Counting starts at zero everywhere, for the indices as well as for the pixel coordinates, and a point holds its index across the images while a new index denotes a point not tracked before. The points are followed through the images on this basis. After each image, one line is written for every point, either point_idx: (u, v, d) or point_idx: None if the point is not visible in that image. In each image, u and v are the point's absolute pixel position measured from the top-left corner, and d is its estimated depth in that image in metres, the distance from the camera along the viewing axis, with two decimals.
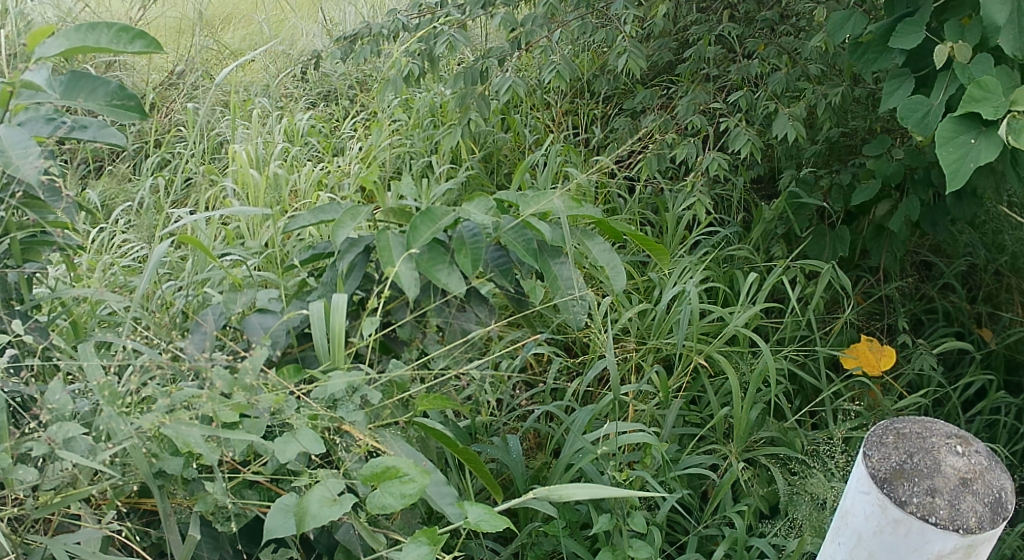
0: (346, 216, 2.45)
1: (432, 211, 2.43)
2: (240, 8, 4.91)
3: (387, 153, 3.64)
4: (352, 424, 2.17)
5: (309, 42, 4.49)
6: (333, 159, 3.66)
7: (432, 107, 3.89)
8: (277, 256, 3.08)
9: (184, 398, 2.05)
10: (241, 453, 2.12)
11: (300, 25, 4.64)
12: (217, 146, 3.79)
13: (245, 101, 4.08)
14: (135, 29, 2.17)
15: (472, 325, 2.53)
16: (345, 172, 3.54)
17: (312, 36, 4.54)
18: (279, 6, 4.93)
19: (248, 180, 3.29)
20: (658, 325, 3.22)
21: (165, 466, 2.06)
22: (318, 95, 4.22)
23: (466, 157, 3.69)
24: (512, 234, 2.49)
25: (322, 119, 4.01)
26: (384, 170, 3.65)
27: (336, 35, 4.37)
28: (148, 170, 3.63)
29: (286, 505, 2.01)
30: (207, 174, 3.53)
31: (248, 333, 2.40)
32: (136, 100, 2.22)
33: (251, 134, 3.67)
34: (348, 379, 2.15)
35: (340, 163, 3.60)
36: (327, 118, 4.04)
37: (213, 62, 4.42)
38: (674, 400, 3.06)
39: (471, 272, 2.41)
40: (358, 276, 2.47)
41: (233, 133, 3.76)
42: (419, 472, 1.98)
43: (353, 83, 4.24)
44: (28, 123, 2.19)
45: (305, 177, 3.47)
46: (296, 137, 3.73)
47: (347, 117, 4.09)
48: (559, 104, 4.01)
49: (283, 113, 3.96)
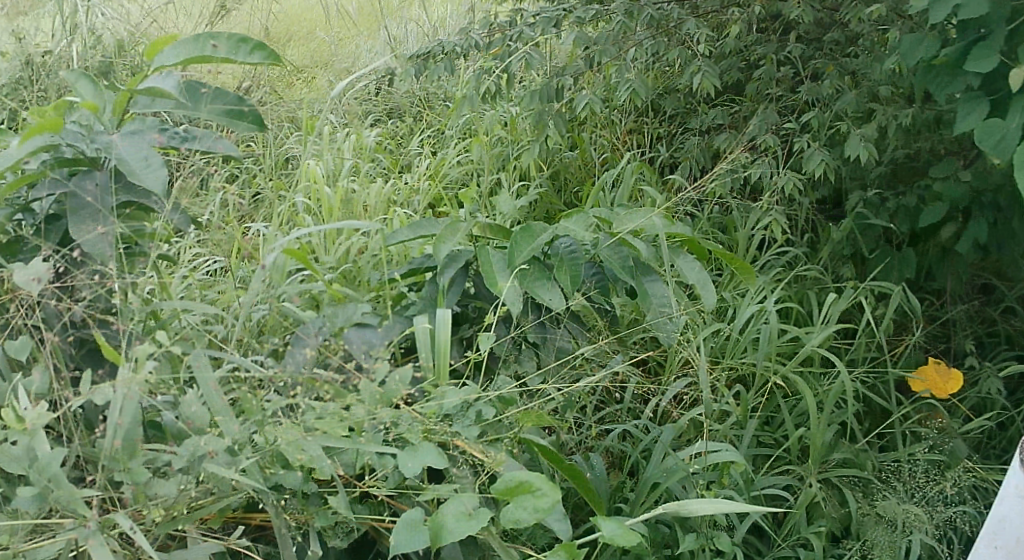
0: (446, 231, 2.40)
1: (531, 228, 2.41)
2: (299, 25, 4.89)
3: (457, 171, 3.61)
4: (465, 439, 2.09)
5: (371, 58, 4.47)
6: (400, 176, 3.59)
7: (499, 123, 3.84)
8: (352, 273, 2.99)
9: (316, 414, 1.99)
10: (356, 467, 2.06)
11: (361, 43, 4.60)
12: (284, 161, 3.74)
13: (310, 116, 4.04)
14: (253, 40, 2.18)
15: (566, 342, 2.50)
16: (414, 189, 3.50)
17: (375, 53, 4.51)
18: (339, 23, 4.89)
19: (322, 196, 3.26)
20: (732, 345, 3.21)
21: (282, 481, 1.97)
22: (382, 112, 4.18)
23: (536, 176, 3.65)
24: (608, 251, 2.47)
25: (387, 136, 3.95)
26: (453, 188, 3.62)
27: (399, 53, 4.35)
28: (216, 184, 3.60)
29: (411, 521, 1.94)
30: (277, 189, 3.49)
31: (352, 347, 2.31)
32: (254, 113, 2.20)
33: (322, 148, 3.61)
34: (465, 394, 2.09)
35: (409, 179, 3.54)
36: (392, 135, 3.99)
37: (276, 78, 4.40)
38: (751, 420, 3.06)
39: (571, 289, 2.40)
40: (458, 292, 2.43)
41: (302, 148, 3.70)
42: (552, 486, 1.95)
43: (417, 101, 4.21)
44: (140, 133, 2.14)
45: (376, 193, 3.41)
46: (364, 154, 3.67)
47: (411, 134, 4.02)
48: (623, 123, 3.92)
49: (349, 129, 3.91)
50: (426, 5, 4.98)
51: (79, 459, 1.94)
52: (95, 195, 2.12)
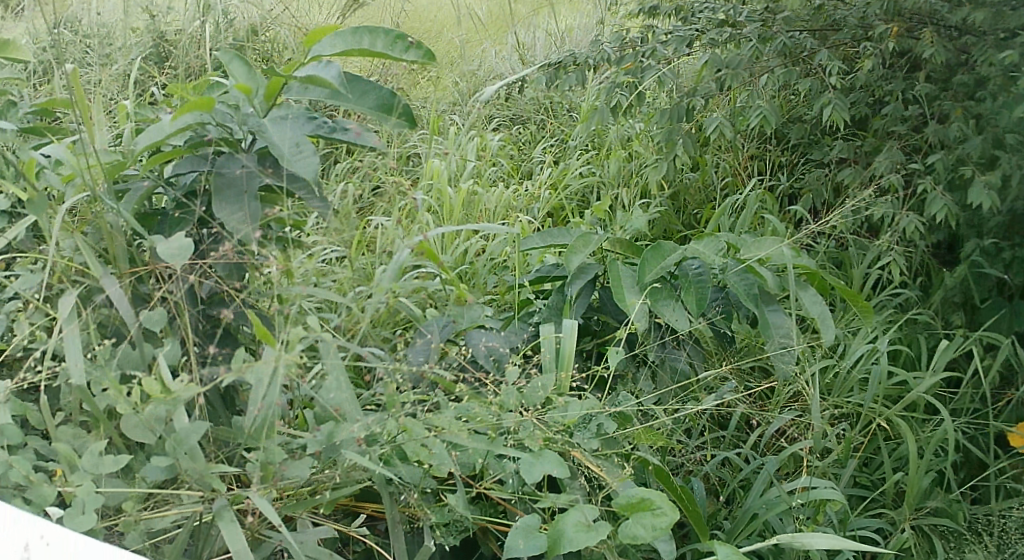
0: (579, 243, 2.45)
1: (661, 247, 2.44)
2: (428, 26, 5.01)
3: (578, 183, 3.72)
4: (582, 450, 2.11)
5: (498, 64, 4.54)
6: (522, 182, 3.76)
7: (622, 139, 3.93)
8: (468, 274, 3.09)
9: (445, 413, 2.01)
10: (474, 468, 2.07)
11: (490, 48, 4.68)
12: (408, 159, 3.85)
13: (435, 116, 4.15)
14: (410, 38, 2.19)
15: (682, 363, 2.50)
16: (533, 197, 3.60)
17: (503, 60, 4.58)
18: (470, 28, 4.98)
19: (445, 197, 3.36)
20: (840, 382, 3.17)
21: (400, 474, 2.00)
22: (507, 118, 4.28)
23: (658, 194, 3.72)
24: (735, 278, 2.49)
25: (511, 142, 4.08)
26: (573, 199, 3.76)
27: (527, 62, 4.41)
28: (340, 174, 3.70)
29: (527, 526, 1.97)
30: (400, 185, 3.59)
31: (474, 347, 2.33)
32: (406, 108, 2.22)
33: (447, 148, 3.73)
34: (588, 405, 2.11)
35: (530, 187, 3.67)
36: (515, 142, 4.10)
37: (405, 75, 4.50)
38: (851, 459, 2.99)
39: (697, 312, 2.41)
40: (584, 304, 2.47)
41: (426, 147, 3.80)
42: (672, 506, 1.95)
43: (542, 109, 4.28)
44: (292, 121, 2.11)
45: (497, 197, 3.47)
46: (488, 155, 3.83)
47: (535, 143, 4.12)
48: (747, 148, 3.97)
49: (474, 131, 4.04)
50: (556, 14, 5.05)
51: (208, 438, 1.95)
52: (239, 176, 2.07)
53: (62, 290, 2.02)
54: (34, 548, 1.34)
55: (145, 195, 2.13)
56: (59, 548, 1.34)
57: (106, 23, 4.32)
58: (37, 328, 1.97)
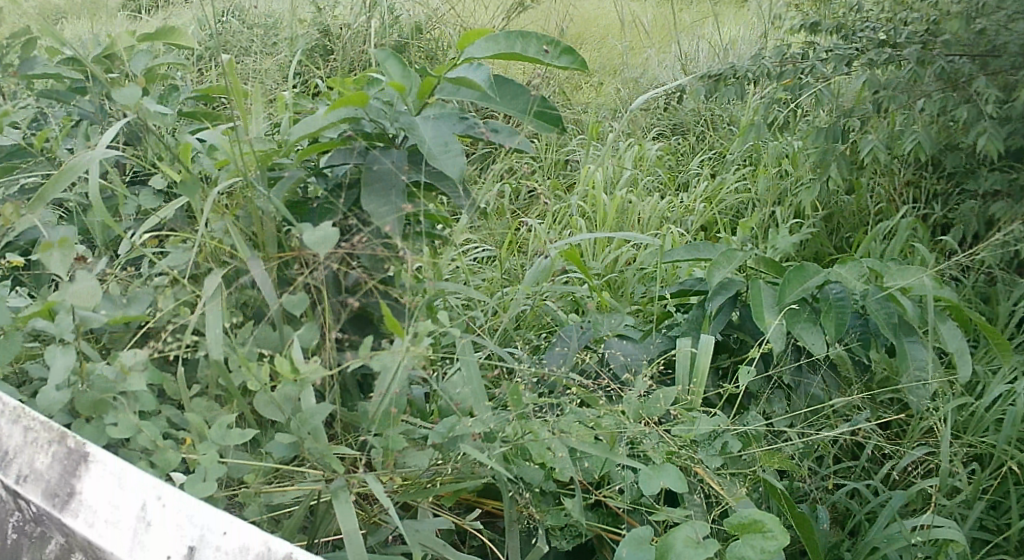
0: (722, 258, 2.41)
1: (804, 267, 2.39)
2: (593, 30, 5.05)
3: (733, 199, 3.72)
4: (704, 467, 2.06)
5: (663, 72, 4.46)
6: (677, 193, 3.78)
7: (780, 155, 3.87)
8: (616, 282, 3.07)
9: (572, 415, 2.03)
10: (594, 474, 2.05)
11: (653, 55, 4.63)
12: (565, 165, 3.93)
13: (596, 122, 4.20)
14: (563, 43, 2.13)
15: (817, 389, 2.45)
16: (688, 209, 3.61)
17: (665, 66, 4.52)
18: (636, 34, 4.97)
19: (599, 204, 3.42)
20: (974, 421, 3.02)
21: (522, 474, 1.96)
22: (668, 127, 4.34)
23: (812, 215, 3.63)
24: (876, 305, 2.43)
25: (670, 151, 4.13)
26: (727, 212, 3.76)
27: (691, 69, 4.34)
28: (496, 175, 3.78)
29: (637, 537, 1.92)
30: (554, 190, 3.65)
31: (610, 355, 2.33)
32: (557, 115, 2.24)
33: (604, 155, 3.81)
34: (717, 422, 2.06)
35: (686, 200, 3.67)
36: (673, 152, 4.13)
37: (566, 79, 4.55)
38: (980, 501, 2.82)
39: (836, 336, 2.35)
40: (723, 320, 2.41)
41: (584, 155, 3.90)
42: (783, 529, 1.86)
43: (703, 121, 4.26)
44: (441, 119, 2.13)
45: (652, 208, 3.51)
46: (644, 165, 3.89)
47: (693, 154, 4.12)
48: (905, 173, 3.61)
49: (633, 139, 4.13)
50: (722, 25, 4.98)
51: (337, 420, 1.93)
52: (386, 173, 2.13)
53: (208, 270, 2.00)
54: (153, 509, 1.46)
55: (296, 184, 2.17)
56: (174, 511, 1.45)
57: (277, 14, 4.49)
58: (183, 304, 1.91)
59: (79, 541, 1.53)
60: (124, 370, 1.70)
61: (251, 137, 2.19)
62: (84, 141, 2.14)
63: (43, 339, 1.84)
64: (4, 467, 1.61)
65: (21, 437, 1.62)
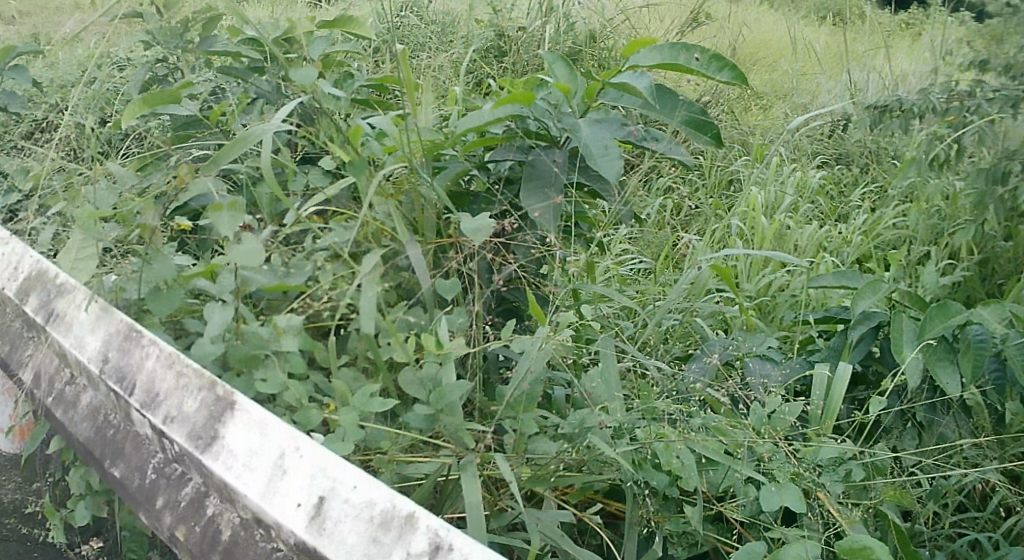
0: (867, 288, 2.33)
1: (949, 306, 2.27)
2: (765, 55, 4.81)
3: (891, 234, 3.35)
4: (828, 493, 2.02)
5: (831, 99, 4.17)
6: (837, 225, 3.50)
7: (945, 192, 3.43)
8: (768, 307, 2.75)
9: (700, 423, 2.02)
10: (716, 486, 2.01)
11: (825, 83, 4.35)
12: (728, 184, 3.74)
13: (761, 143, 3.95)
14: (726, 58, 2.09)
15: (949, 431, 2.36)
16: (846, 241, 3.36)
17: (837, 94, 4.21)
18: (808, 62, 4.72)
19: (757, 225, 3.22)
20: None
21: (648, 478, 1.90)
22: (832, 157, 3.96)
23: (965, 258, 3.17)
24: (1017, 351, 2.28)
25: (832, 181, 3.77)
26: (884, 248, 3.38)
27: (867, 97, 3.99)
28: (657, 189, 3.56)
29: (752, 552, 1.84)
30: (715, 209, 3.47)
31: (752, 373, 2.24)
32: (716, 127, 2.16)
33: (766, 177, 3.57)
34: (842, 447, 2.07)
35: (844, 229, 3.40)
36: (835, 180, 3.78)
37: (737, 100, 4.25)
38: None
39: (974, 380, 2.22)
40: (864, 350, 2.34)
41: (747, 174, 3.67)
42: None
43: (868, 154, 3.88)
44: (601, 123, 2.05)
45: (810, 236, 3.25)
46: (806, 193, 3.56)
47: (856, 185, 3.78)
48: None
49: (796, 164, 3.82)
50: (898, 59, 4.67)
51: (473, 407, 1.90)
52: (546, 170, 2.04)
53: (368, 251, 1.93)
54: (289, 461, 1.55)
55: (459, 174, 2.04)
56: (308, 464, 1.55)
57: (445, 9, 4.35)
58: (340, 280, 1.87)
59: (219, 484, 1.63)
60: (278, 331, 1.73)
61: (417, 123, 2.07)
62: (259, 115, 2.17)
63: (202, 297, 1.88)
64: (152, 408, 1.70)
65: (173, 381, 1.70)
